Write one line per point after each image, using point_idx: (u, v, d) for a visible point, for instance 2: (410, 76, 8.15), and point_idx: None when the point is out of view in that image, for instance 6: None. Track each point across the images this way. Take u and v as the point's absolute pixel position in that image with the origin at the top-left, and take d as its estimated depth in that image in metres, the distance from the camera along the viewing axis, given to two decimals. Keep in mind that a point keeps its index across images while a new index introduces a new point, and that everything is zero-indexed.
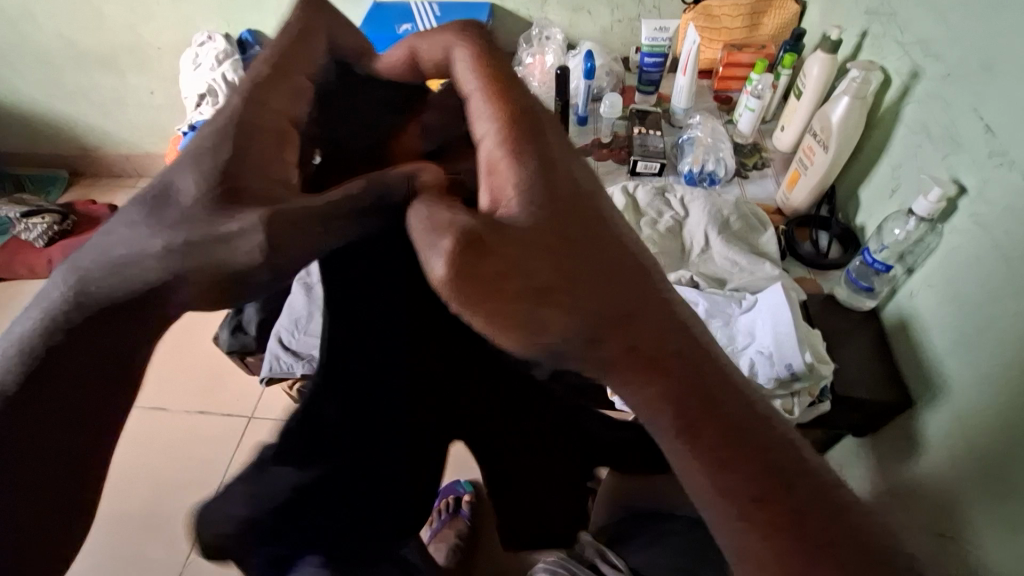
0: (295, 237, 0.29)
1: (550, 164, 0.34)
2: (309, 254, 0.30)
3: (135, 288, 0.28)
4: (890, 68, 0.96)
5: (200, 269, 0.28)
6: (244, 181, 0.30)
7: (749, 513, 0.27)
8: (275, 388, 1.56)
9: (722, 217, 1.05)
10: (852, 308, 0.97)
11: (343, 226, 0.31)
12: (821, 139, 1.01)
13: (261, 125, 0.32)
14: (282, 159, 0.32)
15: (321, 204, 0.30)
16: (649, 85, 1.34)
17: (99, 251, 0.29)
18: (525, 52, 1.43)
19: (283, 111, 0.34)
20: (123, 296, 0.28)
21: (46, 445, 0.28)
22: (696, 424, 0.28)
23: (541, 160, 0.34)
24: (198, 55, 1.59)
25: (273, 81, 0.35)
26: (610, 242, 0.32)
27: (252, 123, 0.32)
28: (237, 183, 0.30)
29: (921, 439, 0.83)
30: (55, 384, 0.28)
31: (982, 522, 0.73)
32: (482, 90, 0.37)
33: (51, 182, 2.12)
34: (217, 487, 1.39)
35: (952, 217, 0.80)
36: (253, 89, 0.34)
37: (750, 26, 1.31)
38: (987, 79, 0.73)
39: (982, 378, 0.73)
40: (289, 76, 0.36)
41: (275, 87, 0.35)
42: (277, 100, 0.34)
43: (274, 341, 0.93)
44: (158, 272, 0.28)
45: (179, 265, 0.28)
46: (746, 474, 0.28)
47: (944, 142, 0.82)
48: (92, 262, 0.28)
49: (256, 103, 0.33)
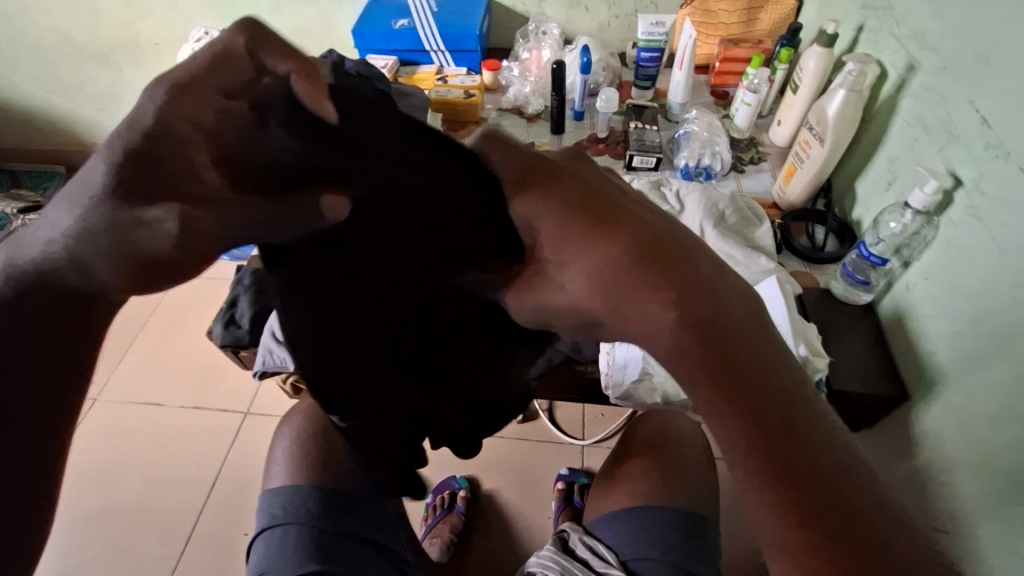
0: (194, 244, 0.40)
1: (549, 199, 0.40)
2: (198, 258, 0.41)
3: (28, 276, 0.37)
4: (886, 61, 0.95)
5: (85, 267, 0.38)
6: (139, 192, 0.38)
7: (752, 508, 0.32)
8: (272, 384, 1.55)
9: (718, 211, 1.02)
10: (849, 302, 0.96)
11: (227, 229, 0.41)
12: (817, 132, 1.00)
13: (166, 143, 0.38)
14: (190, 168, 0.39)
15: (212, 224, 0.40)
16: (646, 80, 1.33)
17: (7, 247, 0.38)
18: (522, 48, 1.43)
19: (192, 119, 0.39)
20: (17, 279, 0.38)
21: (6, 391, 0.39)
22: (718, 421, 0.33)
23: (539, 198, 0.40)
24: (194, 51, 1.59)
25: (186, 90, 0.39)
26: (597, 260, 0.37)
27: (156, 136, 0.38)
28: (127, 198, 0.37)
29: (916, 432, 0.84)
30: None
31: (980, 515, 0.73)
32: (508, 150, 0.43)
33: (48, 178, 2.11)
34: (212, 483, 1.38)
35: (949, 209, 0.80)
36: (163, 99, 0.38)
37: (748, 21, 1.30)
38: (984, 70, 0.73)
39: (978, 370, 0.72)
40: (213, 81, 0.40)
41: (183, 95, 0.39)
42: (186, 107, 0.39)
43: (267, 333, 0.89)
44: (53, 270, 0.37)
45: (69, 265, 0.37)
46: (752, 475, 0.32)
47: (940, 134, 0.81)
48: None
49: (168, 115, 0.38)
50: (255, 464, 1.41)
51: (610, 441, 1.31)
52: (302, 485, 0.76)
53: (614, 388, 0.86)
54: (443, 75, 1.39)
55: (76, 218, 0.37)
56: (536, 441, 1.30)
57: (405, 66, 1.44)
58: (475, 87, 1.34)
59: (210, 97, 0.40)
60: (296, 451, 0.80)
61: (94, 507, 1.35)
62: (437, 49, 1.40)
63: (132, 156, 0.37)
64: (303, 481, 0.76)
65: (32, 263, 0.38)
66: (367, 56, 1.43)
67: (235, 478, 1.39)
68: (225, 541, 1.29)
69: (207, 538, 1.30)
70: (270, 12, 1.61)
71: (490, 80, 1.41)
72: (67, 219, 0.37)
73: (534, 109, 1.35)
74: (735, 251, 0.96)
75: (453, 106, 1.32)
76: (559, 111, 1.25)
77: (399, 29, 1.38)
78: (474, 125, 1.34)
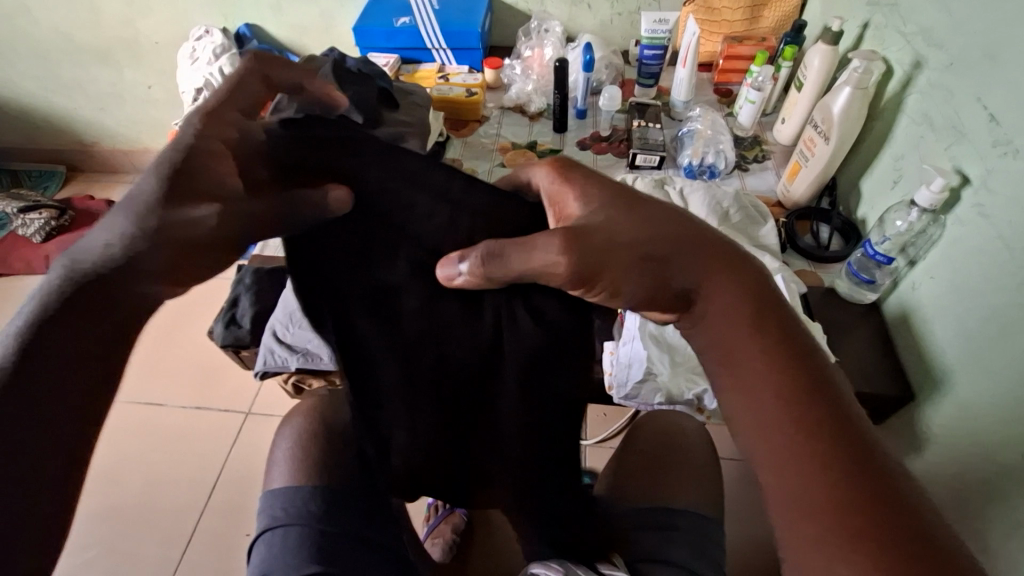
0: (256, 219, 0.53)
1: (614, 199, 0.55)
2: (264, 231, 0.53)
3: (110, 263, 0.49)
4: (892, 58, 0.94)
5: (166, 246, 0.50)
6: (202, 184, 0.52)
7: (795, 422, 0.46)
8: (273, 383, 1.55)
9: (722, 209, 1.01)
10: (854, 302, 0.95)
11: (292, 212, 0.53)
12: (822, 130, 0.99)
13: (208, 153, 0.53)
14: (226, 172, 0.53)
15: (270, 206, 0.53)
16: (649, 78, 1.32)
17: (89, 248, 0.49)
18: (523, 45, 1.42)
19: (221, 136, 0.55)
20: (100, 269, 0.48)
21: (64, 360, 0.46)
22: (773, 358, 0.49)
23: (591, 193, 0.55)
24: (195, 49, 1.60)
25: (215, 117, 0.56)
26: (669, 234, 0.53)
27: (202, 152, 0.53)
28: (194, 192, 0.52)
29: (924, 432, 0.83)
30: (56, 324, 0.46)
31: (990, 516, 0.72)
32: (550, 166, 0.57)
33: (48, 178, 2.11)
34: (214, 482, 1.38)
35: (956, 208, 0.79)
36: (200, 125, 0.55)
37: (751, 19, 1.30)
38: (991, 67, 0.72)
39: (986, 370, 0.72)
40: (224, 113, 0.56)
41: (216, 122, 0.55)
42: (218, 129, 0.55)
43: (268, 334, 0.89)
44: (127, 249, 0.49)
45: (146, 245, 0.49)
46: (792, 394, 0.47)
47: (947, 132, 0.81)
48: (83, 255, 0.49)
49: (204, 134, 0.54)
50: (257, 464, 1.40)
51: (613, 441, 1.31)
52: (304, 486, 0.75)
53: (617, 388, 0.85)
54: (444, 73, 1.39)
55: (131, 225, 0.50)
56: None
57: (407, 64, 1.43)
58: (477, 85, 1.33)
59: (240, 127, 0.56)
60: (300, 450, 0.80)
61: (95, 507, 1.34)
62: (439, 47, 1.40)
63: (176, 173, 0.51)
64: (304, 482, 0.75)
65: (111, 254, 0.49)
66: (368, 54, 1.43)
67: (236, 478, 1.38)
68: (226, 542, 1.29)
69: (208, 538, 1.30)
70: (271, 11, 1.61)
71: (492, 78, 1.41)
72: (127, 226, 0.50)
73: (536, 107, 1.34)
74: None
75: (454, 104, 1.31)
76: (561, 110, 1.25)
77: (400, 27, 1.37)
78: (475, 124, 1.33)
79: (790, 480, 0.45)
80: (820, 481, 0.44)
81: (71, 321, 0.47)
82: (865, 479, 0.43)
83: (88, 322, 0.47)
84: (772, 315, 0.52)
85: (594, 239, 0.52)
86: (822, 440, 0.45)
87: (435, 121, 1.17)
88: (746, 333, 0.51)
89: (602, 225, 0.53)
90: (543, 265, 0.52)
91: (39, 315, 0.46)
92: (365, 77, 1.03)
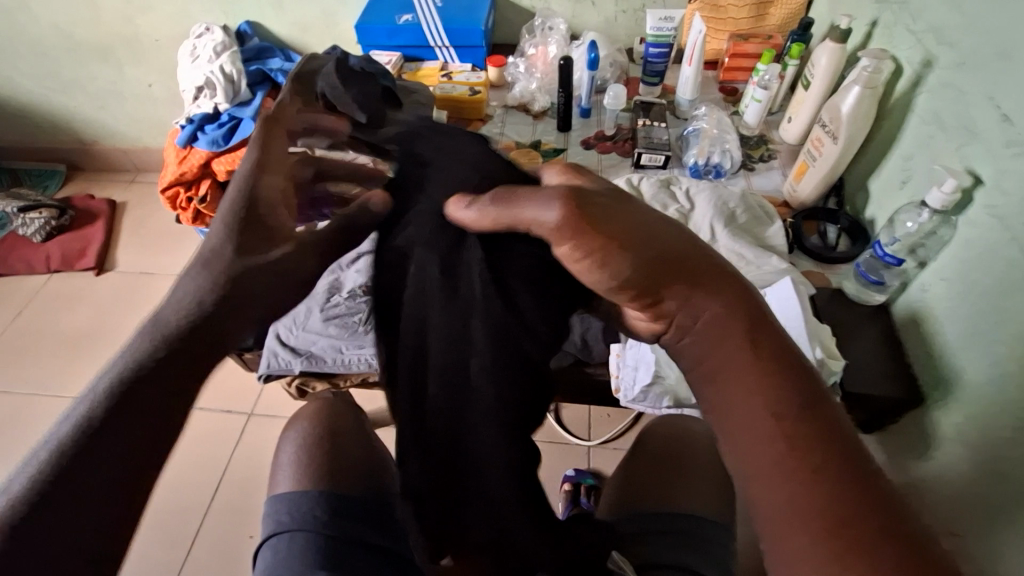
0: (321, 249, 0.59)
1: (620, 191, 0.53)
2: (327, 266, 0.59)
3: (193, 315, 0.50)
4: (902, 57, 0.93)
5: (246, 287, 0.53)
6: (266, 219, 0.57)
7: (780, 426, 0.43)
8: (276, 384, 1.55)
9: (728, 210, 1.00)
10: (862, 303, 0.94)
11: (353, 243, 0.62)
12: (830, 130, 0.98)
13: (265, 194, 0.58)
14: (284, 212, 0.59)
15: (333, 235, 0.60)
16: (654, 76, 1.31)
17: (170, 304, 0.51)
18: (527, 43, 1.41)
19: (274, 184, 0.60)
20: (184, 324, 0.50)
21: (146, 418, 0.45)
22: (760, 359, 0.46)
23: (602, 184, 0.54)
24: (196, 47, 1.56)
25: (261, 165, 0.61)
26: (664, 228, 0.51)
27: (259, 191, 0.58)
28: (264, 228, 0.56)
29: (933, 435, 0.82)
30: (144, 383, 0.46)
31: (994, 520, 0.71)
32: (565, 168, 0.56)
33: (49, 177, 2.11)
34: (216, 482, 1.38)
35: (967, 209, 0.78)
36: (252, 169, 0.59)
37: (757, 16, 1.28)
38: (1005, 66, 0.71)
39: (997, 373, 0.71)
40: (269, 164, 0.61)
41: (265, 170, 0.60)
42: (269, 177, 0.60)
43: (271, 337, 0.88)
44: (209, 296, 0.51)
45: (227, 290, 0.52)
46: (779, 397, 0.44)
47: (958, 132, 0.80)
48: (165, 312, 0.50)
49: (257, 179, 0.59)
50: (260, 465, 1.40)
51: (617, 442, 1.30)
52: (309, 490, 0.74)
53: (625, 391, 0.84)
54: (447, 72, 1.38)
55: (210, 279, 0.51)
56: (543, 442, 1.30)
57: (409, 62, 1.42)
58: (480, 84, 1.32)
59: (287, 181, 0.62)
60: (303, 455, 0.79)
61: None
62: (441, 45, 1.39)
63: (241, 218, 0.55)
64: (309, 486, 0.75)
65: (193, 307, 0.50)
66: (370, 52, 1.41)
67: (240, 479, 1.38)
68: (229, 544, 1.28)
69: (213, 540, 1.29)
70: (272, 9, 1.60)
71: (495, 76, 1.40)
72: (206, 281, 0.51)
73: (540, 105, 1.33)
74: (746, 250, 0.94)
75: (458, 103, 1.30)
76: (565, 109, 1.24)
77: (402, 25, 1.36)
78: (479, 122, 1.32)
79: (779, 489, 0.41)
80: (807, 489, 0.40)
81: (158, 376, 0.47)
82: (858, 491, 0.40)
83: (171, 379, 0.47)
84: (759, 318, 0.48)
85: (602, 204, 0.49)
86: (813, 449, 0.42)
87: (440, 120, 1.15)
88: (738, 340, 0.47)
89: (608, 195, 0.51)
90: (535, 217, 0.51)
91: (130, 375, 0.46)
92: (368, 77, 1.02)
